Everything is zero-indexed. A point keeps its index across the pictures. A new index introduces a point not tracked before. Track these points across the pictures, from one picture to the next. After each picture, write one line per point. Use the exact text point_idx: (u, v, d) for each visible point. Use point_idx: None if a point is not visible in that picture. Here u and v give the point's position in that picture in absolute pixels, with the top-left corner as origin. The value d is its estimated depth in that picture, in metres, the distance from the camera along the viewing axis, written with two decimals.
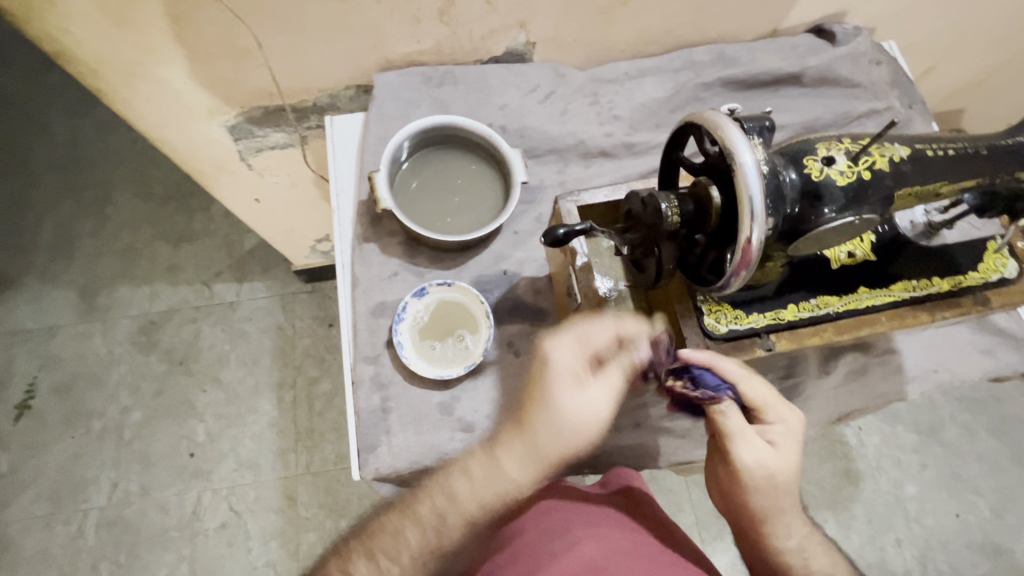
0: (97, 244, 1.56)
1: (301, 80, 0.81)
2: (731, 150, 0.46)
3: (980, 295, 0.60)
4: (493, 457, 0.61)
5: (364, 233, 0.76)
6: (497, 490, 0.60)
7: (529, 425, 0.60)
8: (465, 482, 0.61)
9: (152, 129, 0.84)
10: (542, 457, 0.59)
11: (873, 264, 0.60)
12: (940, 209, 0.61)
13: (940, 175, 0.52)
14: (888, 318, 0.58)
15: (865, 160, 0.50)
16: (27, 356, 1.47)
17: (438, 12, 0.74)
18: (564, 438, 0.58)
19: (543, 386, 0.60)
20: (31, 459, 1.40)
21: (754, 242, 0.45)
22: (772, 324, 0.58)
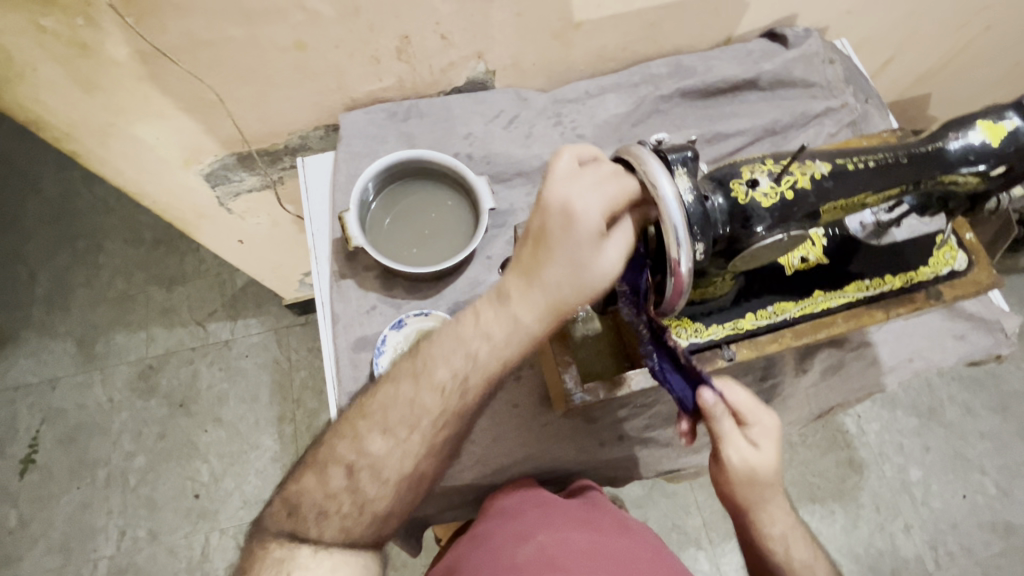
0: (93, 294, 1.58)
1: (270, 125, 0.83)
2: (652, 183, 0.48)
3: (933, 290, 0.63)
4: (505, 299, 0.54)
5: (340, 269, 0.77)
6: (514, 338, 0.54)
7: (532, 250, 0.52)
8: (479, 339, 0.55)
9: (130, 184, 0.87)
10: (557, 296, 0.52)
11: (827, 267, 0.61)
12: (886, 209, 0.60)
13: (870, 186, 0.54)
14: (844, 318, 0.60)
15: (787, 180, 0.52)
16: (30, 410, 1.49)
17: (395, 50, 0.77)
18: (575, 269, 0.51)
19: (542, 219, 0.51)
20: (39, 512, 1.41)
21: (683, 266, 0.47)
22: (731, 334, 0.59)
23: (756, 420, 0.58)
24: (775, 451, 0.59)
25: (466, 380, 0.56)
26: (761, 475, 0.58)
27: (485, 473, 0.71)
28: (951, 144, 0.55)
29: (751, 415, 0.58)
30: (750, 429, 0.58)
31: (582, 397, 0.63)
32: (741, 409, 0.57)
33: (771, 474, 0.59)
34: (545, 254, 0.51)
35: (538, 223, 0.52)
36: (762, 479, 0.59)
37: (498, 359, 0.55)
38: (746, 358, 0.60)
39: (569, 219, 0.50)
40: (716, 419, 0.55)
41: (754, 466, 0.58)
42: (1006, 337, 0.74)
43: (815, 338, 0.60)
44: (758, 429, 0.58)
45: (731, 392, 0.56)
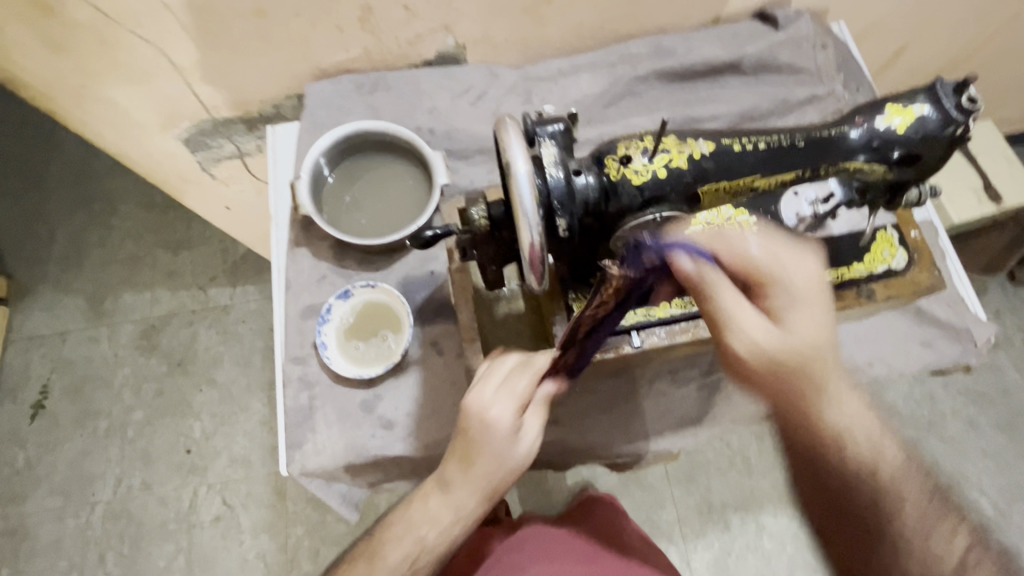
0: (104, 253, 1.64)
1: (240, 93, 0.84)
2: (506, 158, 0.44)
3: (866, 288, 0.62)
4: (448, 494, 0.59)
5: (296, 238, 0.78)
6: (459, 521, 0.60)
7: (469, 464, 0.58)
8: (427, 523, 0.61)
9: (113, 145, 0.89)
10: (493, 492, 0.59)
11: None
12: (822, 200, 0.59)
13: (755, 169, 0.52)
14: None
15: (661, 158, 0.52)
16: (42, 359, 1.56)
17: (358, 20, 0.76)
18: (511, 473, 0.58)
19: (475, 441, 0.57)
20: (45, 456, 1.49)
21: (537, 247, 0.43)
22: (644, 320, 0.60)
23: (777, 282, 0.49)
24: (814, 318, 0.48)
25: (415, 558, 0.62)
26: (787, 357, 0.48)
27: (418, 446, 0.71)
28: (853, 130, 0.52)
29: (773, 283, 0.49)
30: (775, 300, 0.49)
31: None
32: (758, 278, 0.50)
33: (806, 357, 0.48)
34: (467, 438, 0.57)
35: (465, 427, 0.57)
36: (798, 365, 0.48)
37: (446, 538, 0.61)
38: (654, 347, 0.61)
39: (488, 416, 0.56)
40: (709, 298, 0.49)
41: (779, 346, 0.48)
42: (974, 346, 0.70)
43: None
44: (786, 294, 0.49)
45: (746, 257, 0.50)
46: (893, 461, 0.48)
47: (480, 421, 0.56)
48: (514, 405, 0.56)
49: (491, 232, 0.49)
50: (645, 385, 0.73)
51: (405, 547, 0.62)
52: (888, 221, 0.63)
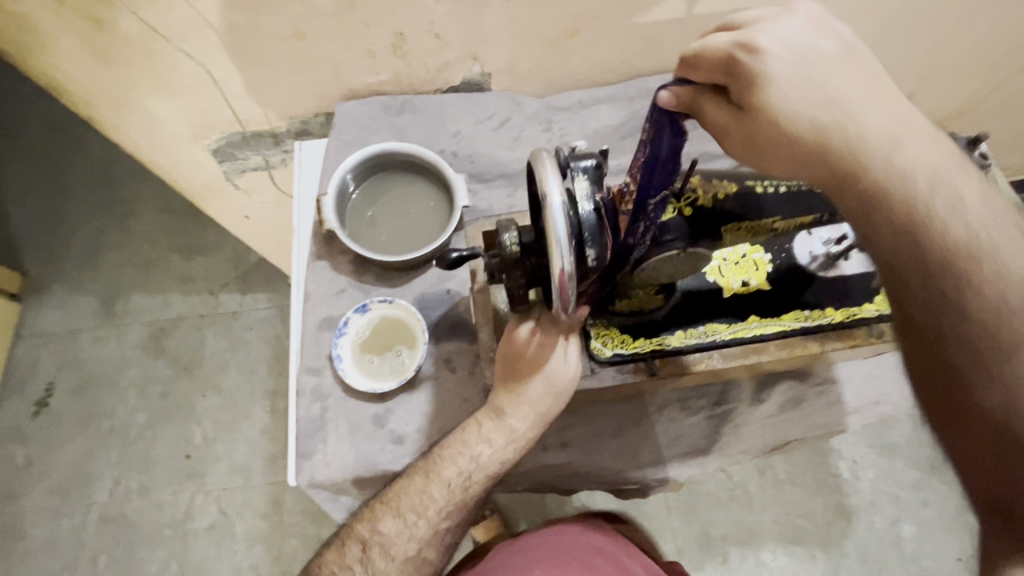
0: (118, 254, 1.66)
1: (271, 109, 0.87)
2: (543, 190, 0.43)
3: (876, 328, 0.62)
4: (502, 419, 0.61)
5: (317, 251, 0.80)
6: (512, 444, 0.61)
7: (524, 386, 0.60)
8: (483, 445, 0.61)
9: (144, 151, 0.92)
10: (544, 415, 0.61)
11: (767, 293, 0.61)
12: (834, 240, 0.60)
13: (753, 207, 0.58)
14: (776, 347, 0.60)
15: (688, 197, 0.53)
16: (49, 356, 1.57)
17: (391, 46, 0.80)
18: (560, 398, 0.61)
19: (529, 365, 0.59)
20: (45, 454, 1.49)
21: (566, 275, 0.43)
22: (658, 349, 0.60)
23: (817, 61, 0.46)
24: (790, 84, 0.46)
25: (468, 479, 0.62)
26: (857, 138, 0.44)
27: None
28: None
29: (813, 60, 0.47)
30: (818, 79, 0.46)
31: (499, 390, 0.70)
32: (794, 58, 0.47)
33: (880, 139, 0.44)
34: (518, 367, 0.60)
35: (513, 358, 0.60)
36: (875, 149, 0.44)
37: (501, 461, 0.61)
38: (669, 375, 0.61)
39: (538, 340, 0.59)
40: (758, 86, 0.46)
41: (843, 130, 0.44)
42: None
43: (743, 362, 0.60)
44: (831, 70, 0.46)
45: (776, 45, 0.46)
46: (948, 212, 0.42)
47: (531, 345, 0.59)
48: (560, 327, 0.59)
49: (519, 258, 0.49)
50: (656, 413, 0.73)
51: (462, 468, 0.61)
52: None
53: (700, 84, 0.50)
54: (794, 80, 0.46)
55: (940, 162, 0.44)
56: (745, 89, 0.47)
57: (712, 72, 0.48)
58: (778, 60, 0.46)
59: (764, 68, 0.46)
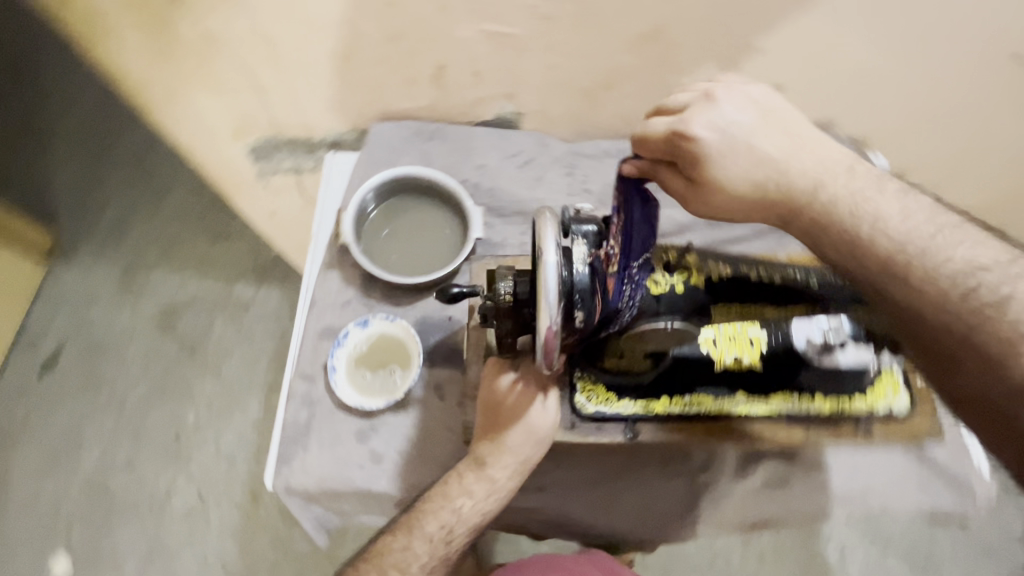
0: (146, 230, 1.71)
1: (310, 118, 0.91)
2: (539, 249, 0.45)
3: (862, 423, 0.62)
4: (483, 469, 0.61)
5: (331, 260, 0.83)
6: (494, 493, 0.61)
7: (502, 438, 0.61)
8: (465, 496, 0.61)
9: (186, 141, 0.96)
10: (526, 463, 0.61)
11: (758, 374, 0.59)
12: (832, 329, 0.57)
13: (748, 296, 0.56)
14: (757, 427, 0.61)
15: (682, 272, 0.54)
16: (65, 319, 1.61)
17: (431, 76, 0.83)
18: (540, 447, 0.61)
19: (506, 418, 0.60)
20: (44, 412, 1.52)
21: (552, 333, 0.44)
22: (641, 413, 0.60)
23: (743, 122, 0.55)
24: (727, 147, 0.54)
25: (452, 532, 0.61)
26: (794, 183, 0.54)
27: (402, 485, 0.72)
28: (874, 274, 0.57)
29: (739, 131, 0.55)
30: (745, 140, 0.55)
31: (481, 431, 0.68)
32: (723, 129, 0.55)
33: (811, 182, 0.54)
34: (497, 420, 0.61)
35: (492, 411, 0.61)
36: (812, 192, 0.53)
37: (482, 511, 0.61)
38: (647, 441, 0.61)
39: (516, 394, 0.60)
40: (698, 160, 0.54)
41: (781, 180, 0.54)
42: (971, 500, 0.71)
43: (723, 437, 0.61)
44: (758, 131, 0.55)
45: (704, 121, 0.54)
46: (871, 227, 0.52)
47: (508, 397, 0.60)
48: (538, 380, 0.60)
49: (512, 307, 0.51)
50: (633, 475, 0.72)
51: (446, 520, 0.61)
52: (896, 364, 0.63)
53: (652, 158, 0.57)
54: (727, 145, 0.54)
55: (864, 186, 0.54)
56: (689, 161, 0.55)
57: (659, 150, 0.56)
58: (708, 131, 0.54)
59: (699, 141, 0.54)
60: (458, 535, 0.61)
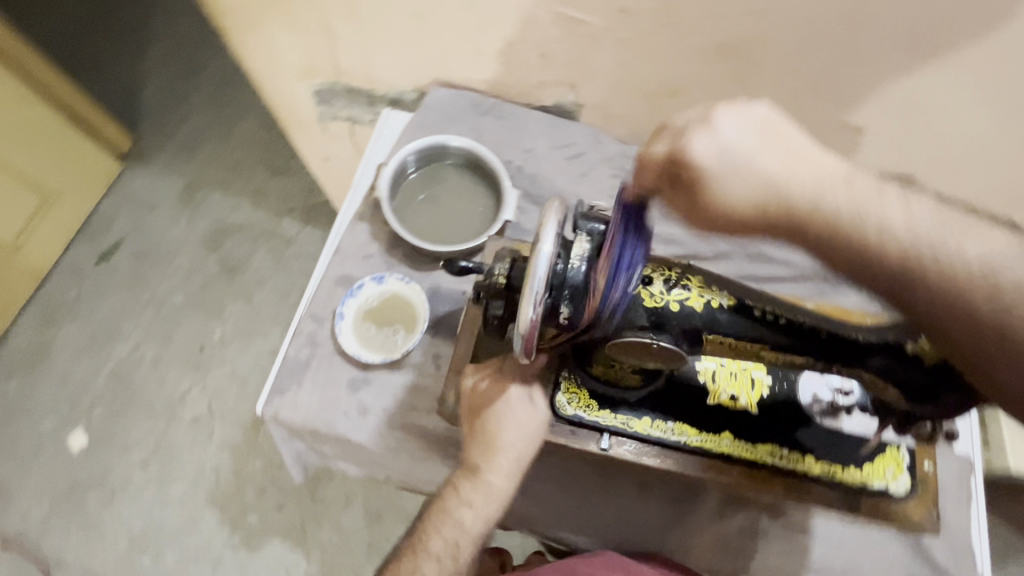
0: (214, 151, 1.80)
1: (375, 71, 0.92)
2: (537, 237, 0.44)
3: (852, 496, 0.57)
4: (479, 478, 0.56)
5: (364, 213, 0.84)
6: (494, 501, 0.57)
7: (489, 442, 0.56)
8: (463, 508, 0.57)
9: (259, 76, 0.97)
10: (520, 467, 0.57)
11: (751, 417, 0.57)
12: (842, 391, 0.57)
13: (751, 336, 0.49)
14: (738, 473, 0.57)
15: (680, 293, 0.49)
16: (126, 218, 1.70)
17: (498, 51, 0.82)
18: (532, 447, 0.57)
19: (489, 421, 0.56)
20: (89, 299, 1.61)
21: (531, 325, 0.44)
22: (618, 427, 0.58)
23: (742, 141, 0.45)
24: (738, 169, 0.44)
25: (457, 547, 0.57)
26: (795, 194, 0.44)
27: (382, 441, 0.74)
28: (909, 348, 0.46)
29: (745, 152, 0.44)
30: (751, 160, 0.44)
31: (455, 408, 0.63)
32: (726, 146, 0.45)
33: (814, 191, 0.44)
34: (484, 427, 0.57)
35: (478, 420, 0.57)
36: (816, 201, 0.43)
37: (485, 518, 0.57)
38: (619, 457, 0.58)
39: (505, 394, 0.56)
40: (697, 181, 0.45)
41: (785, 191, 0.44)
42: None
43: (699, 473, 0.57)
44: (760, 148, 0.45)
45: (706, 138, 0.45)
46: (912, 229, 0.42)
47: (497, 397, 0.56)
48: (525, 379, 0.58)
49: (505, 290, 0.50)
50: (602, 488, 0.71)
51: (450, 536, 0.57)
52: (904, 441, 0.58)
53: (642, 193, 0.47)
54: (727, 167, 0.44)
55: (862, 190, 0.44)
56: (691, 185, 0.45)
57: (657, 171, 0.46)
58: (708, 145, 0.44)
59: (698, 159, 0.45)
60: (465, 549, 0.57)
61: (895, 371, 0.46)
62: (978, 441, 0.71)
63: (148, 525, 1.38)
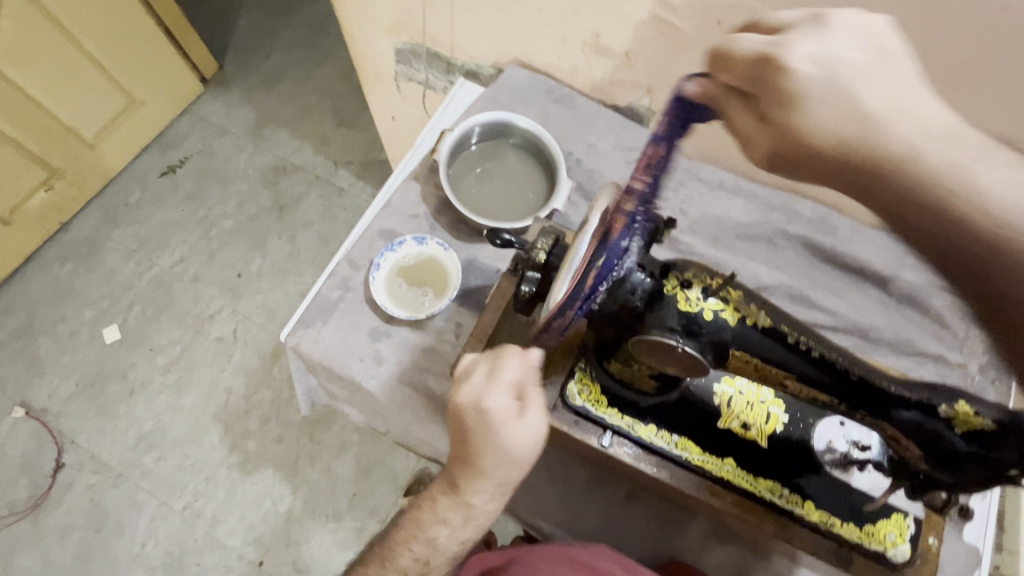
0: (290, 91, 1.85)
1: (459, 40, 0.93)
2: (584, 222, 0.44)
3: (843, 552, 0.55)
4: (458, 497, 0.57)
5: (419, 173, 0.86)
6: (472, 518, 0.59)
7: (470, 464, 0.55)
8: (440, 525, 0.59)
9: (347, 24, 1.00)
10: (501, 485, 0.56)
11: (759, 449, 0.56)
12: (859, 445, 0.54)
13: (780, 364, 0.47)
14: (731, 500, 0.56)
15: (718, 303, 0.47)
16: (197, 138, 1.78)
17: (584, 42, 0.82)
18: (518, 466, 0.55)
19: (473, 442, 0.53)
20: (148, 206, 1.69)
21: (560, 305, 0.44)
22: (621, 427, 0.58)
23: (854, 57, 0.37)
24: (839, 93, 0.36)
25: (433, 556, 0.61)
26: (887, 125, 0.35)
27: (390, 393, 0.76)
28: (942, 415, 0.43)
29: (847, 74, 0.36)
30: (856, 83, 0.36)
31: None
32: (830, 62, 0.37)
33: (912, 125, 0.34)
34: (463, 445, 0.54)
35: (458, 437, 0.55)
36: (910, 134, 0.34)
37: (466, 532, 0.60)
38: (616, 457, 0.58)
39: (482, 418, 0.52)
40: (784, 100, 0.37)
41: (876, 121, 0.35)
42: None
43: (692, 490, 0.57)
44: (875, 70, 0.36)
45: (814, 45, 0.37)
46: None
47: (473, 418, 0.52)
48: (507, 393, 0.52)
49: (542, 266, 0.51)
50: (588, 488, 0.71)
51: (424, 549, 0.61)
52: (913, 510, 0.55)
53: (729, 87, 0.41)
54: (822, 87, 0.36)
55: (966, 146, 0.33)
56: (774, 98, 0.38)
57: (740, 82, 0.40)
58: (813, 50, 0.37)
59: (793, 72, 0.37)
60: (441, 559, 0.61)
61: (921, 432, 0.44)
62: (992, 526, 0.68)
63: (157, 426, 1.46)
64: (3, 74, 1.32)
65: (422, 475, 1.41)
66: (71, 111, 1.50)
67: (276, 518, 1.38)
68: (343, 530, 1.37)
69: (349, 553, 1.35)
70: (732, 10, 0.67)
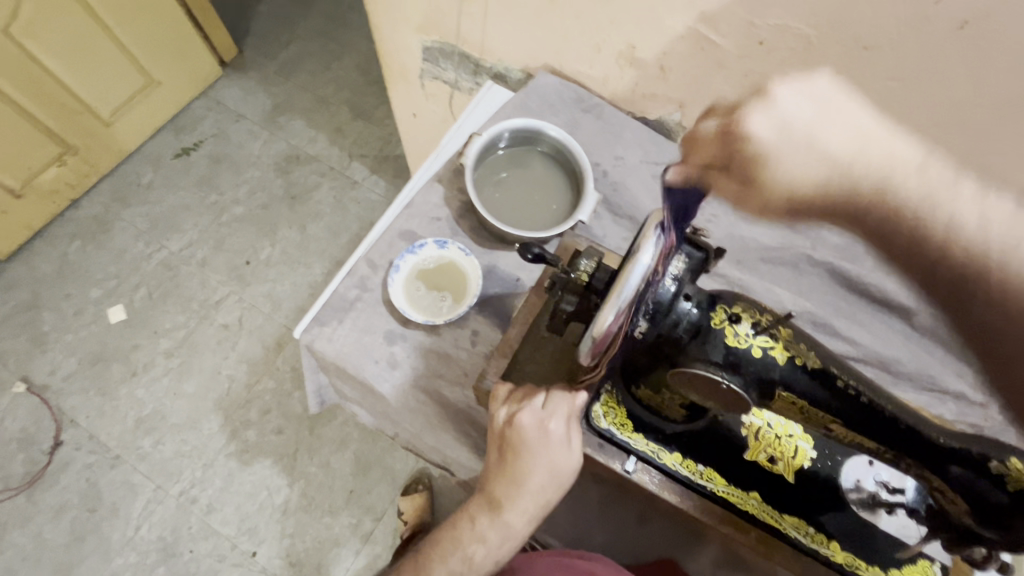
0: (308, 81, 1.84)
1: (489, 43, 0.92)
2: (636, 246, 0.41)
3: None
4: (499, 517, 0.57)
5: (442, 175, 0.84)
6: (508, 540, 0.59)
7: (520, 482, 0.55)
8: (475, 545, 0.59)
9: (376, 18, 0.99)
10: (545, 508, 0.58)
11: (786, 483, 0.55)
12: (889, 487, 0.54)
13: (825, 405, 0.47)
14: (755, 535, 0.56)
15: (765, 339, 0.47)
16: (212, 121, 1.77)
17: (618, 52, 0.81)
18: (564, 489, 0.57)
19: (528, 459, 0.55)
20: (160, 188, 1.68)
21: (608, 330, 0.42)
22: (647, 454, 0.57)
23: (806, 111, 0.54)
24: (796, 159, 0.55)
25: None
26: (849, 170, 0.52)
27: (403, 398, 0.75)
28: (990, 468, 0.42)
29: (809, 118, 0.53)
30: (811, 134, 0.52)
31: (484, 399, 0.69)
32: (787, 121, 0.55)
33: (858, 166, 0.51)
34: (517, 462, 0.55)
35: (509, 453, 0.56)
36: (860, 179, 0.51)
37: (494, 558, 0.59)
38: (640, 484, 0.57)
39: (542, 437, 0.54)
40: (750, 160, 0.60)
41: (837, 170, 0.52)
42: None
43: (715, 523, 0.56)
44: (824, 121, 0.52)
45: (763, 117, 0.57)
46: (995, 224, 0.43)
47: (533, 435, 0.54)
48: (566, 419, 0.54)
49: (585, 288, 0.51)
50: (599, 506, 0.70)
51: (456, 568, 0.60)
52: (940, 557, 0.55)
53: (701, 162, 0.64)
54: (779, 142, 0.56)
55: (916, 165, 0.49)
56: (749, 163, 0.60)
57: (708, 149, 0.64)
58: (767, 124, 0.57)
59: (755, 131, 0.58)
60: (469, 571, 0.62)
61: (972, 489, 0.44)
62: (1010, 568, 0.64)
63: (157, 410, 1.45)
64: (22, 46, 1.31)
65: (421, 475, 1.40)
66: (89, 87, 1.49)
67: (272, 510, 1.37)
68: (339, 526, 1.36)
69: (343, 549, 1.34)
70: (775, 30, 0.63)
